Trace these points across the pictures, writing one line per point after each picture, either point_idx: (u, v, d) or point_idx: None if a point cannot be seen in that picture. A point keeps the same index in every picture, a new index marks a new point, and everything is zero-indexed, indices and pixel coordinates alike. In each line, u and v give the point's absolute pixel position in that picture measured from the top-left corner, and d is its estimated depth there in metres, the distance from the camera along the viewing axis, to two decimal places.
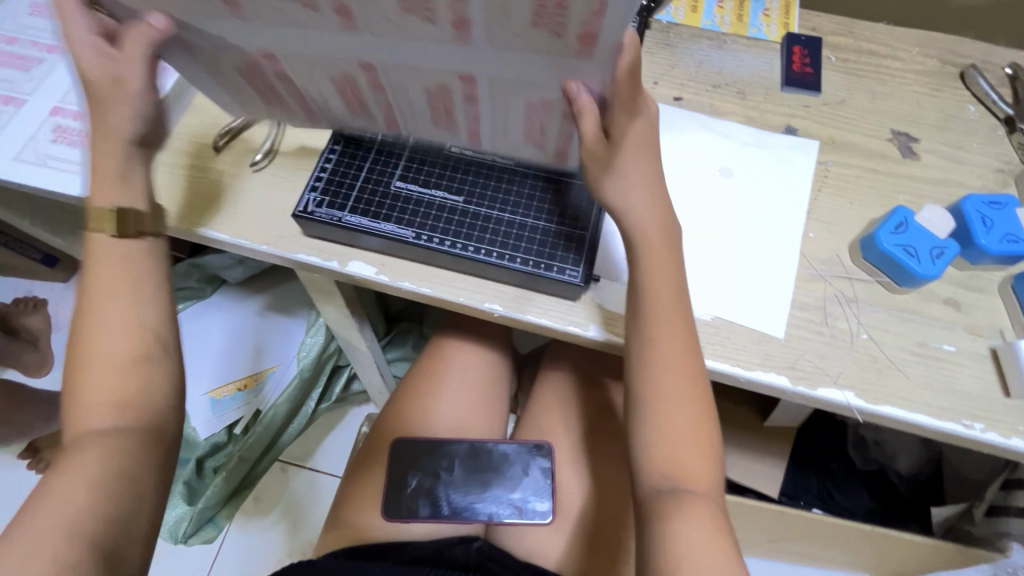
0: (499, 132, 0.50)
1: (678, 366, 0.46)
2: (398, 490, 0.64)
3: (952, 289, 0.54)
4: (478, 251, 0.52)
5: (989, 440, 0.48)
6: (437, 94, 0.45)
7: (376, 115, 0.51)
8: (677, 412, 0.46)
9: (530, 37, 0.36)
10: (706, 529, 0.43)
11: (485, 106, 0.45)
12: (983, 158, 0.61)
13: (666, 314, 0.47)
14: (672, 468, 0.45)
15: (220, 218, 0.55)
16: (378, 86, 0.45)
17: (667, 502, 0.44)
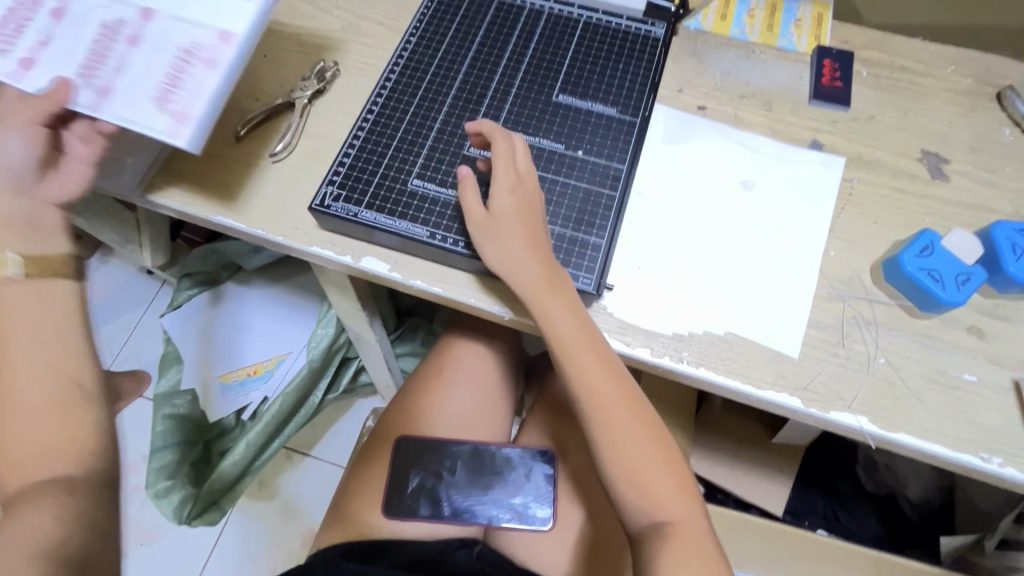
0: (168, 98, 0.47)
1: (612, 407, 0.47)
2: (399, 487, 0.64)
3: (976, 317, 0.52)
4: (463, 247, 0.52)
5: (1006, 475, 0.47)
6: (174, 69, 0.48)
7: (18, 53, 0.50)
8: (625, 449, 0.47)
9: (211, 1, 0.50)
10: (700, 563, 0.43)
11: (173, 61, 0.48)
12: (1017, 182, 0.59)
13: (580, 352, 0.47)
14: (646, 505, 0.46)
15: (236, 207, 0.56)
16: (135, 37, 0.49)
17: (649, 541, 0.45)
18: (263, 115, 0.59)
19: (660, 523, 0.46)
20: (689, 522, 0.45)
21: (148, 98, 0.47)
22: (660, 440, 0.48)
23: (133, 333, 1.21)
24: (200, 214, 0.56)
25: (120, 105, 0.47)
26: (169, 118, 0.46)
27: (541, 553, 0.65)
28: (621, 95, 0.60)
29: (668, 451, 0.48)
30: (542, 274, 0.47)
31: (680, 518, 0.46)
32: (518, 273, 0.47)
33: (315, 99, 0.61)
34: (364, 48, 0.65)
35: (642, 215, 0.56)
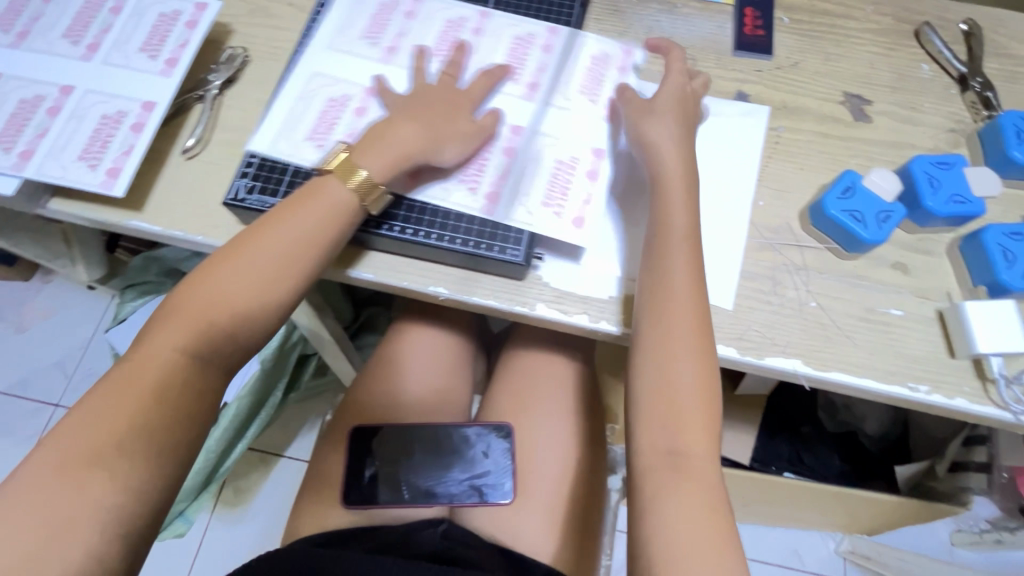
0: (304, 138, 0.53)
1: (677, 305, 0.46)
2: (357, 478, 0.64)
3: (900, 253, 0.54)
4: (390, 229, 0.51)
5: (933, 401, 0.49)
6: (104, 128, 0.52)
7: (328, 144, 0.53)
8: (678, 354, 0.45)
9: (136, 60, 0.55)
10: (698, 503, 0.41)
11: (300, 105, 0.54)
12: (936, 117, 0.60)
13: (678, 244, 0.47)
14: (671, 426, 0.44)
15: (149, 207, 0.53)
16: (291, 93, 0.55)
17: (667, 470, 0.43)
18: (172, 109, 0.57)
19: (677, 450, 0.43)
20: (705, 461, 0.43)
21: (73, 155, 0.51)
22: (709, 384, 0.45)
23: (87, 351, 1.18)
24: (112, 221, 0.53)
25: (277, 144, 0.52)
26: (98, 174, 0.50)
27: (517, 527, 0.63)
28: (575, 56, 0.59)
29: (710, 383, 0.45)
30: (681, 179, 0.50)
31: (698, 455, 0.43)
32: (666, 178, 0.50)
33: (225, 89, 0.58)
34: (273, 31, 0.62)
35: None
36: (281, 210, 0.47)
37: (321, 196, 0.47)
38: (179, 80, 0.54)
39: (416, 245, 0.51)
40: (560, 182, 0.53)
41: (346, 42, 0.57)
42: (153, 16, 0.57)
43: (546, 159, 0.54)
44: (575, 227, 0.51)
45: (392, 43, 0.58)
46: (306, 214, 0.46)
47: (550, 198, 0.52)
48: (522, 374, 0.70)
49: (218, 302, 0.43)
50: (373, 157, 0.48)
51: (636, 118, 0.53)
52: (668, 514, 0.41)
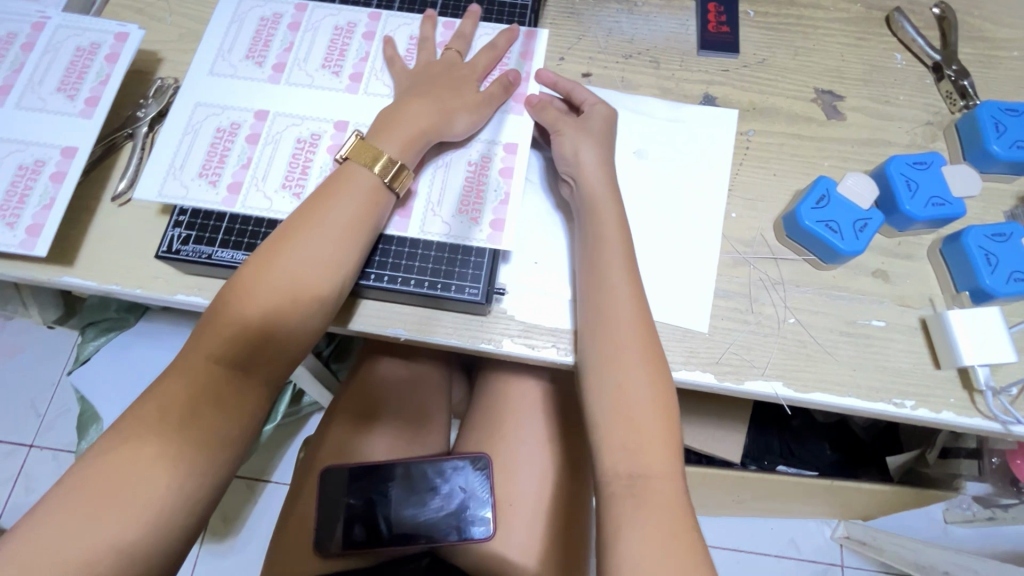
0: (278, 189, 0.49)
1: (620, 325, 0.44)
2: (331, 519, 0.61)
3: (880, 260, 0.51)
4: None
5: (919, 417, 0.47)
6: (21, 179, 0.48)
7: (306, 192, 0.48)
8: (625, 378, 0.43)
9: (53, 101, 0.51)
10: (661, 535, 0.38)
11: (267, 151, 0.50)
12: (912, 110, 0.57)
13: (617, 262, 0.46)
14: (630, 451, 0.41)
15: (81, 261, 0.49)
16: (255, 137, 0.50)
17: (625, 502, 0.40)
18: (99, 151, 0.52)
19: (635, 478, 0.40)
20: (663, 481, 0.40)
21: None
22: (663, 398, 0.42)
23: (57, 389, 1.14)
24: (40, 278, 0.49)
25: (250, 198, 0.48)
26: (19, 232, 0.46)
27: (503, 560, 0.61)
28: (536, 47, 0.56)
29: (667, 405, 0.43)
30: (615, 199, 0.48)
31: (657, 476, 0.40)
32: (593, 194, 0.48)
33: (156, 125, 0.54)
34: None
35: (529, 205, 0.53)
36: (321, 205, 0.44)
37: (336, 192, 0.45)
38: (102, 121, 0.50)
39: (358, 291, 0.49)
40: (476, 189, 0.50)
41: (305, 73, 0.52)
42: (69, 49, 0.52)
43: (462, 169, 0.51)
44: (492, 237, 0.48)
45: (355, 69, 0.53)
46: (321, 203, 0.44)
47: (461, 209, 0.49)
48: (500, 400, 0.68)
49: (285, 305, 0.42)
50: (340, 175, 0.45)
51: (560, 131, 0.51)
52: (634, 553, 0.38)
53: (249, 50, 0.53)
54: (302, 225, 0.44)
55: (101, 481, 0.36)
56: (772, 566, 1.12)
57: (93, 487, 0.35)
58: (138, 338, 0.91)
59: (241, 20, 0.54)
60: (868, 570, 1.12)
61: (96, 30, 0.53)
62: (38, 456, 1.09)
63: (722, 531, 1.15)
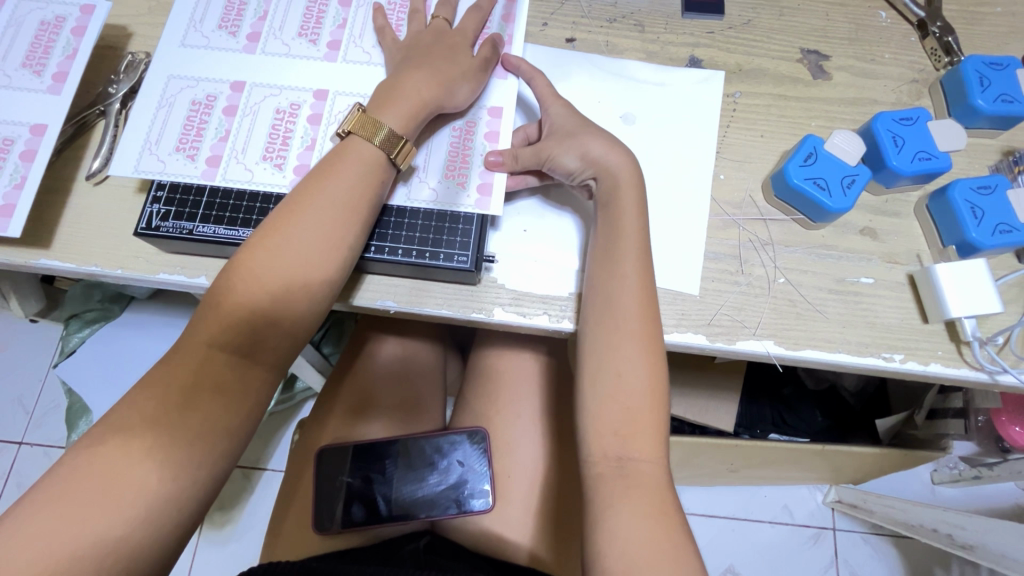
0: (260, 160, 0.48)
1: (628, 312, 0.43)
2: (331, 499, 0.61)
3: (868, 218, 0.51)
4: None
5: (908, 370, 0.47)
6: None
7: (288, 163, 0.47)
8: (625, 363, 0.42)
9: (18, 77, 0.49)
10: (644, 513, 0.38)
11: (246, 122, 0.48)
12: (897, 68, 0.57)
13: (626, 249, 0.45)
14: (623, 434, 0.41)
15: (58, 242, 0.48)
16: (232, 109, 0.49)
17: (614, 477, 0.40)
18: (71, 129, 0.51)
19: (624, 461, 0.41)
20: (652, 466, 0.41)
21: None
22: (657, 382, 0.42)
23: (43, 384, 1.12)
24: (17, 261, 0.47)
25: (231, 170, 0.47)
26: None
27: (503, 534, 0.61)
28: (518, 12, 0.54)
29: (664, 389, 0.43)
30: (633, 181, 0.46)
31: (647, 452, 0.41)
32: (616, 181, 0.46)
33: (129, 101, 0.52)
34: None
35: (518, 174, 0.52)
36: (318, 189, 0.43)
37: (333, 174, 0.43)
38: (72, 97, 0.49)
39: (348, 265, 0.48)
40: (463, 154, 0.49)
41: (282, 42, 0.51)
42: (32, 24, 0.50)
43: (446, 135, 0.50)
44: (480, 201, 0.48)
45: (332, 37, 0.51)
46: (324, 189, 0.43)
47: (449, 174, 0.49)
48: (493, 375, 0.68)
49: (280, 291, 0.41)
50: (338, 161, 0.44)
51: (548, 103, 0.50)
52: (619, 536, 0.38)
53: (222, 20, 0.51)
54: (299, 211, 0.42)
55: (94, 460, 0.35)
56: (766, 532, 1.15)
57: (86, 468, 0.35)
58: (125, 330, 0.90)
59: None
60: (859, 531, 1.15)
61: (60, 2, 0.51)
62: (29, 452, 1.08)
63: (717, 500, 1.17)
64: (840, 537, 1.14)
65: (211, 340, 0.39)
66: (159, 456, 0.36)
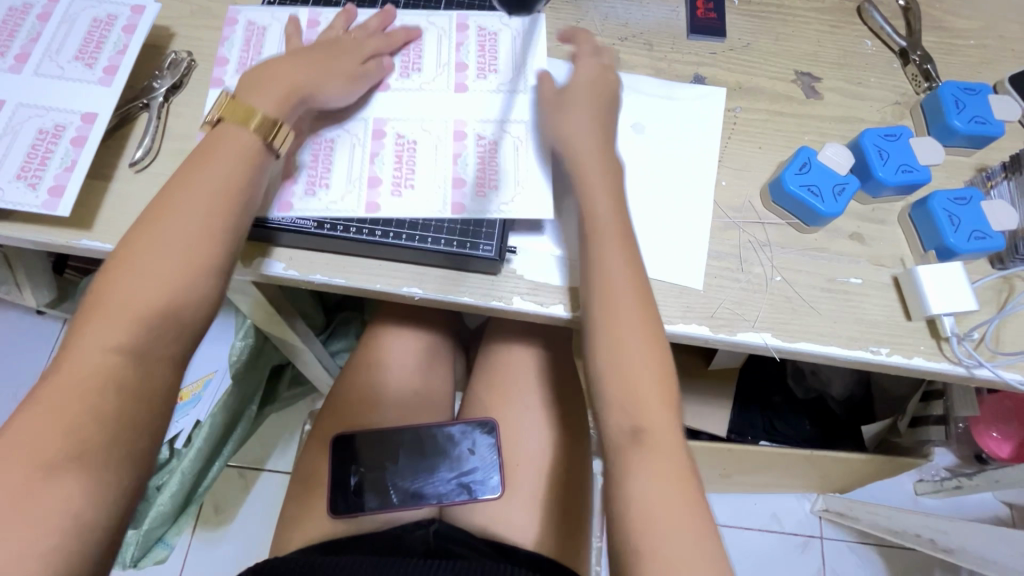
0: (322, 184, 0.52)
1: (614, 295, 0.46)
2: (344, 484, 0.64)
3: (856, 224, 0.56)
4: (362, 233, 0.50)
5: (893, 362, 0.51)
6: (42, 142, 0.49)
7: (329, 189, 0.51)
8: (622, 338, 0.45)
9: (70, 70, 0.52)
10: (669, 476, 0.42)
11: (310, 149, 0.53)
12: (881, 91, 0.63)
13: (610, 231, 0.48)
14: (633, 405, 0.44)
15: (99, 225, 0.51)
16: None
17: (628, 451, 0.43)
18: (116, 120, 0.54)
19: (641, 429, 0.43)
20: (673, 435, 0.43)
21: (10, 172, 0.48)
22: (656, 346, 0.45)
23: None
24: (58, 241, 0.50)
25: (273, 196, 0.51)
26: (41, 194, 0.48)
27: (510, 523, 0.63)
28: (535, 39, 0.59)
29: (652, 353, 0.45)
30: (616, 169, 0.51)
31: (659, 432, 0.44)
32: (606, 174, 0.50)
33: (171, 96, 0.56)
34: (219, 32, 0.59)
35: None
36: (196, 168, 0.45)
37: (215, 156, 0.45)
38: (121, 89, 0.52)
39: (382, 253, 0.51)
40: (491, 165, 0.53)
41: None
42: (84, 21, 0.54)
43: (472, 150, 0.54)
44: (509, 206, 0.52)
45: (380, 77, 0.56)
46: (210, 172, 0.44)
47: (479, 186, 0.52)
48: (502, 368, 0.71)
49: (148, 285, 0.41)
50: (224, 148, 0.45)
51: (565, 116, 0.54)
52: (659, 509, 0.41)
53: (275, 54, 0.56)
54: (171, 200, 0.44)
55: None
56: (755, 539, 1.17)
57: None
58: None
59: (257, 28, 0.57)
60: (846, 539, 1.18)
61: (112, 3, 0.54)
62: None
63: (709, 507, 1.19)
64: (827, 545, 1.17)
65: None
66: None
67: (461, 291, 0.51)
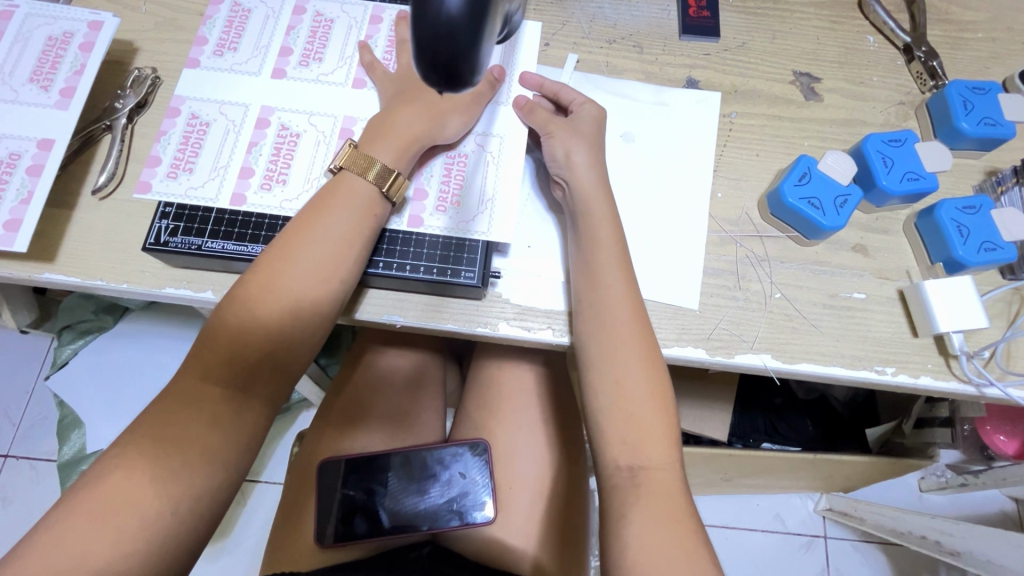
0: (279, 180, 0.49)
1: (619, 314, 0.45)
2: (330, 511, 0.61)
3: (859, 235, 0.53)
4: None
5: (900, 382, 0.49)
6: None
7: (285, 187, 0.49)
8: (623, 362, 0.44)
9: (25, 93, 0.49)
10: (659, 515, 0.39)
11: (273, 141, 0.50)
12: (885, 91, 0.59)
13: (610, 258, 0.46)
14: (632, 441, 0.42)
15: (62, 258, 0.48)
16: (228, 128, 0.50)
17: (623, 493, 0.41)
18: (78, 144, 0.51)
19: (636, 468, 0.41)
20: (662, 474, 0.41)
21: None
22: (656, 379, 0.44)
23: (32, 396, 1.10)
24: (22, 276, 0.47)
25: (222, 189, 0.48)
26: None
27: (505, 549, 0.61)
28: (519, 48, 0.56)
29: (658, 380, 0.44)
30: (601, 191, 0.48)
31: (656, 467, 0.41)
32: (588, 202, 0.48)
33: (135, 117, 0.53)
34: (184, 46, 0.56)
35: (526, 210, 0.53)
36: (304, 218, 0.44)
37: (336, 208, 0.44)
38: (79, 112, 0.49)
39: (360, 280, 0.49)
40: (455, 180, 0.51)
41: (310, 69, 0.53)
42: (39, 39, 0.51)
43: (438, 164, 0.51)
44: (491, 231, 0.49)
45: (359, 73, 0.53)
46: (327, 228, 0.43)
47: (440, 202, 0.50)
48: (493, 386, 0.69)
49: (249, 340, 0.40)
50: (354, 193, 0.45)
51: (550, 133, 0.51)
52: (638, 552, 0.38)
53: (255, 41, 0.53)
54: (274, 243, 0.43)
55: (94, 488, 0.35)
56: (759, 540, 1.16)
57: (83, 498, 0.34)
58: (119, 342, 0.89)
59: (242, 12, 0.54)
60: (851, 539, 1.16)
61: (68, 19, 0.51)
62: (16, 466, 1.06)
63: (711, 509, 1.18)
64: (832, 545, 1.16)
65: (205, 372, 0.39)
66: (166, 480, 0.36)
67: (440, 319, 0.49)
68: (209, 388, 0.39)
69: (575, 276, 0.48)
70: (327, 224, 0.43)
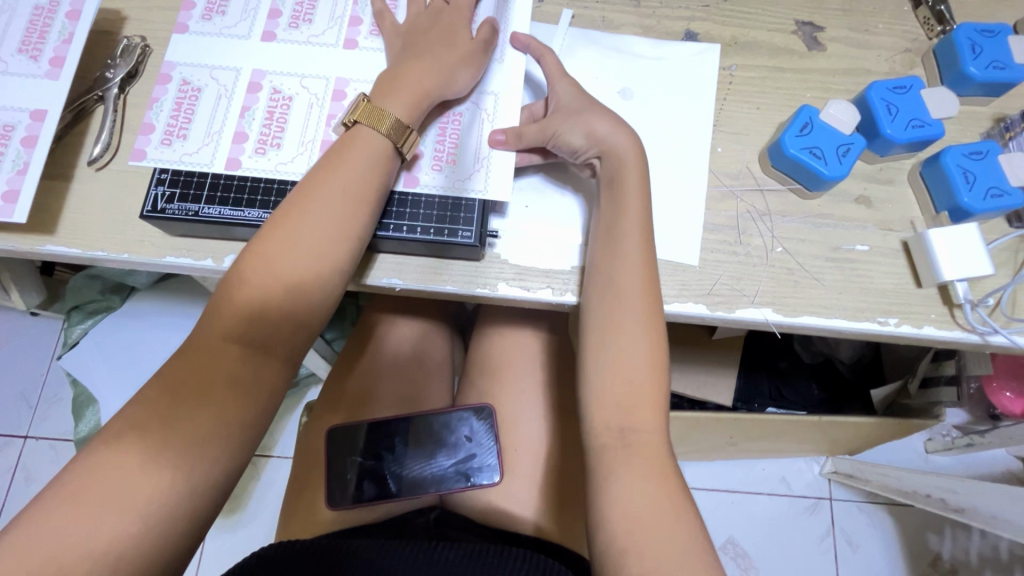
0: (273, 144, 0.48)
1: (627, 274, 0.45)
2: (340, 476, 0.62)
3: (863, 186, 0.52)
4: None
5: (903, 333, 0.49)
6: None
7: (281, 151, 0.48)
8: (624, 319, 0.44)
9: (15, 63, 0.49)
10: (645, 474, 0.40)
11: (266, 104, 0.50)
12: (890, 38, 0.58)
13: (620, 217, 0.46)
14: (625, 403, 0.42)
15: (62, 229, 0.48)
16: (220, 94, 0.50)
17: (616, 449, 0.41)
18: (70, 115, 0.51)
19: (627, 429, 0.42)
20: (650, 435, 0.42)
21: None
22: (654, 334, 0.44)
23: (47, 379, 1.12)
24: (23, 248, 0.48)
25: (218, 155, 0.48)
26: None
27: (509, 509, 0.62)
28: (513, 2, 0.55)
29: (657, 338, 0.44)
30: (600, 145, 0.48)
31: (647, 427, 0.42)
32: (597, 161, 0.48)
33: (127, 87, 0.52)
34: (172, 13, 0.55)
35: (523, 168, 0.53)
36: (316, 175, 0.43)
37: (347, 165, 0.44)
38: (70, 82, 0.49)
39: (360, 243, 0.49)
40: (451, 138, 0.50)
41: (300, 32, 0.52)
42: (26, 9, 0.50)
43: (434, 121, 0.50)
44: (489, 189, 0.49)
45: (349, 34, 0.52)
46: (338, 186, 0.43)
47: (436, 160, 0.49)
48: (497, 352, 0.69)
49: (267, 299, 0.40)
50: (364, 149, 0.44)
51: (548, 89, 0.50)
52: (627, 509, 0.39)
53: (242, 4, 0.52)
54: (287, 202, 0.43)
55: (101, 446, 0.36)
56: (765, 503, 1.17)
57: (91, 457, 0.35)
58: (127, 321, 0.90)
59: None
60: (857, 500, 1.17)
61: None
62: (36, 446, 1.08)
63: (717, 474, 1.19)
64: (837, 506, 1.17)
65: (205, 334, 0.39)
66: (171, 438, 0.36)
67: (439, 280, 0.49)
68: (208, 349, 0.39)
69: (593, 242, 0.47)
70: (338, 181, 0.43)
